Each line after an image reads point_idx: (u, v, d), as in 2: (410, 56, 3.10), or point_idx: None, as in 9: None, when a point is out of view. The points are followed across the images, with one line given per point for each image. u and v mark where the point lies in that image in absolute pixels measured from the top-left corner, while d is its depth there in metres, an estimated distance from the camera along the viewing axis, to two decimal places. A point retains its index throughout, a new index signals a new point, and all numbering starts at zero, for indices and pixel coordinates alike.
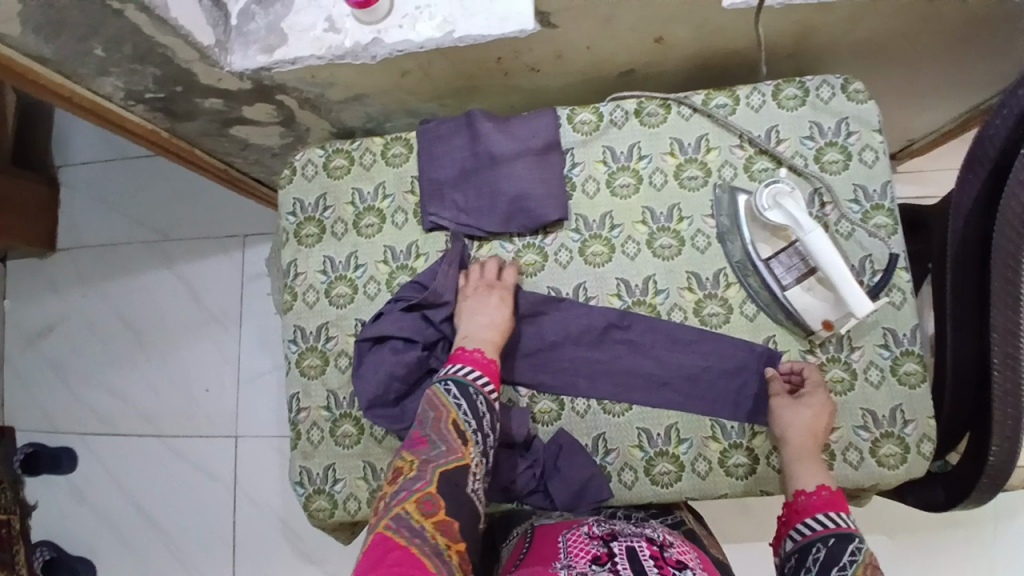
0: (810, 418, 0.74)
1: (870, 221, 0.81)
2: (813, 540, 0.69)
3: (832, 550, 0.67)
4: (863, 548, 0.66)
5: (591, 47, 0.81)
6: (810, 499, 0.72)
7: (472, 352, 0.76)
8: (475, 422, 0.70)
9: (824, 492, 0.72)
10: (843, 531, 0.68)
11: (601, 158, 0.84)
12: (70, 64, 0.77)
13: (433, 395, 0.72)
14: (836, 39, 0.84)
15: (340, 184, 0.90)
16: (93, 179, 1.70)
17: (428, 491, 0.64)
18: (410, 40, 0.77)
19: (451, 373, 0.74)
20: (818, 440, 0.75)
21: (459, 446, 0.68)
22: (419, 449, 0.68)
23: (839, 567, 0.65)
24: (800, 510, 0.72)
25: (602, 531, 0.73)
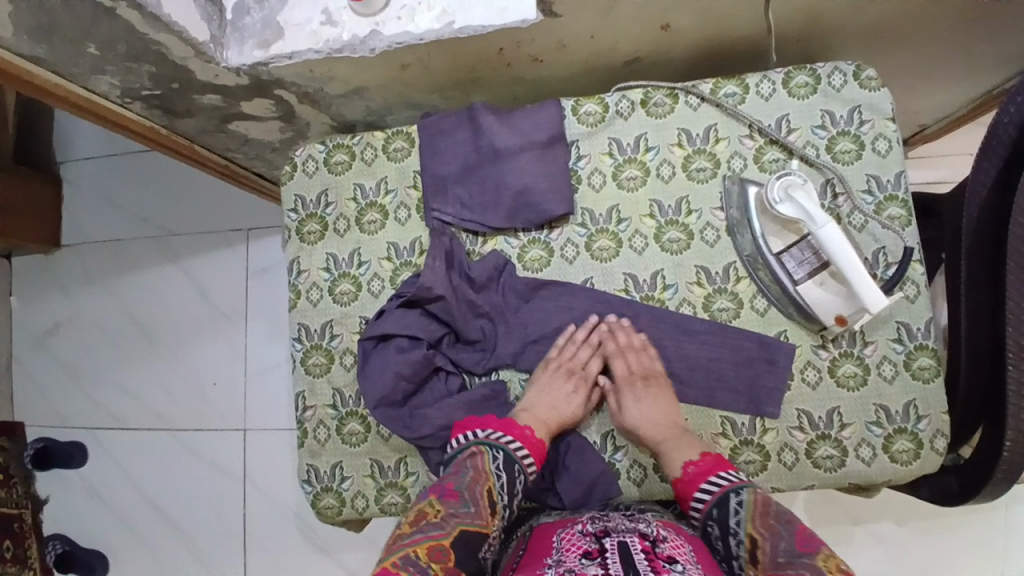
0: (651, 405, 0.78)
1: (884, 212, 0.79)
2: (706, 518, 0.71)
3: (721, 520, 0.69)
4: (742, 500, 0.68)
5: (595, 37, 0.79)
6: (686, 481, 0.73)
7: (523, 428, 0.78)
8: (507, 499, 0.73)
9: (692, 468, 0.73)
10: (722, 492, 0.70)
11: (607, 150, 0.82)
12: (63, 63, 0.76)
13: (477, 456, 0.74)
14: (849, 24, 0.82)
15: (341, 180, 0.89)
16: (96, 174, 1.69)
17: (443, 541, 0.66)
18: (408, 32, 0.75)
19: (487, 438, 0.76)
20: (672, 428, 0.77)
21: (486, 515, 0.70)
22: (448, 500, 0.70)
23: (732, 534, 0.68)
24: (690, 484, 0.73)
25: (595, 527, 0.69)
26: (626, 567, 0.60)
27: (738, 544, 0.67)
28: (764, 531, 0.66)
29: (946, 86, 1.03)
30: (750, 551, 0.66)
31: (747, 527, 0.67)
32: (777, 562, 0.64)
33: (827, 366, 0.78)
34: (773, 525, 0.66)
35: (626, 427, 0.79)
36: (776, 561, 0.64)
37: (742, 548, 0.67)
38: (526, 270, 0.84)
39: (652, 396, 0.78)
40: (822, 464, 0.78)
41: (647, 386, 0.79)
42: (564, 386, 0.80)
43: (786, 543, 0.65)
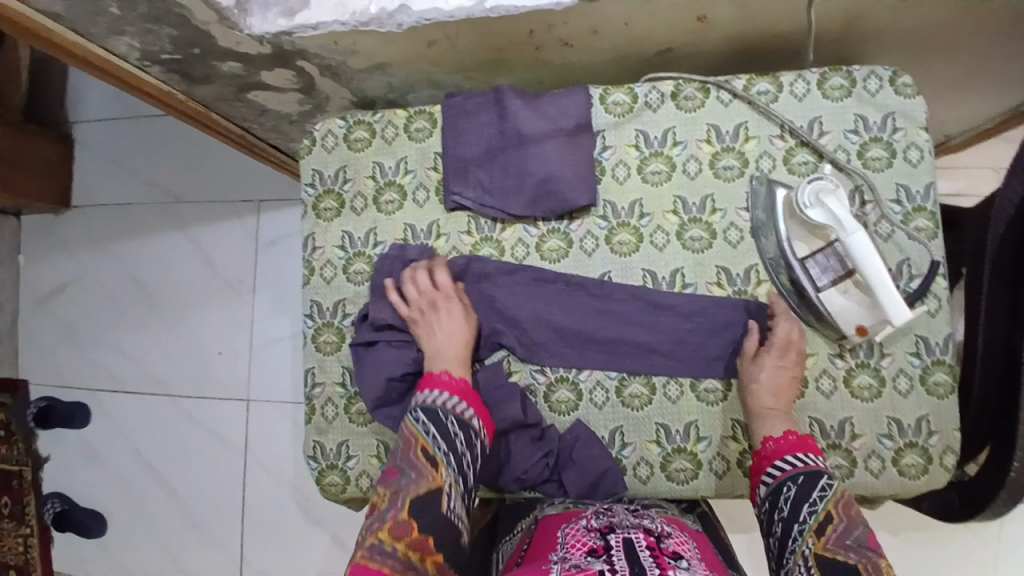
0: (777, 373, 0.73)
1: (911, 223, 0.77)
2: (784, 481, 0.67)
3: (802, 488, 0.65)
4: (830, 484, 0.65)
5: (629, 23, 0.76)
6: (776, 445, 0.71)
7: (440, 374, 0.76)
8: (446, 444, 0.69)
9: (791, 437, 0.71)
10: (811, 469, 0.67)
11: (633, 141, 0.81)
12: (83, 22, 0.74)
13: (404, 425, 0.71)
14: (889, 27, 0.80)
15: (360, 158, 0.87)
16: (107, 136, 1.67)
17: (400, 517, 0.63)
18: (437, 8, 0.73)
19: (421, 401, 0.73)
20: (788, 398, 0.74)
21: (430, 470, 0.66)
22: (391, 479, 0.67)
23: (809, 504, 0.64)
24: (767, 457, 0.71)
25: (600, 523, 0.68)
26: (631, 562, 0.58)
27: (811, 514, 0.63)
28: (844, 516, 0.62)
29: (977, 98, 1.01)
30: (818, 524, 0.62)
31: (829, 505, 0.63)
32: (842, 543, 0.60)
33: (843, 375, 0.77)
34: (853, 516, 0.63)
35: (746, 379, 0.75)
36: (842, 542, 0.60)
37: (813, 517, 0.63)
38: (543, 260, 0.82)
39: (791, 364, 0.74)
40: (831, 472, 0.77)
41: (795, 357, 0.75)
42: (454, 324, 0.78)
43: (859, 531, 0.61)
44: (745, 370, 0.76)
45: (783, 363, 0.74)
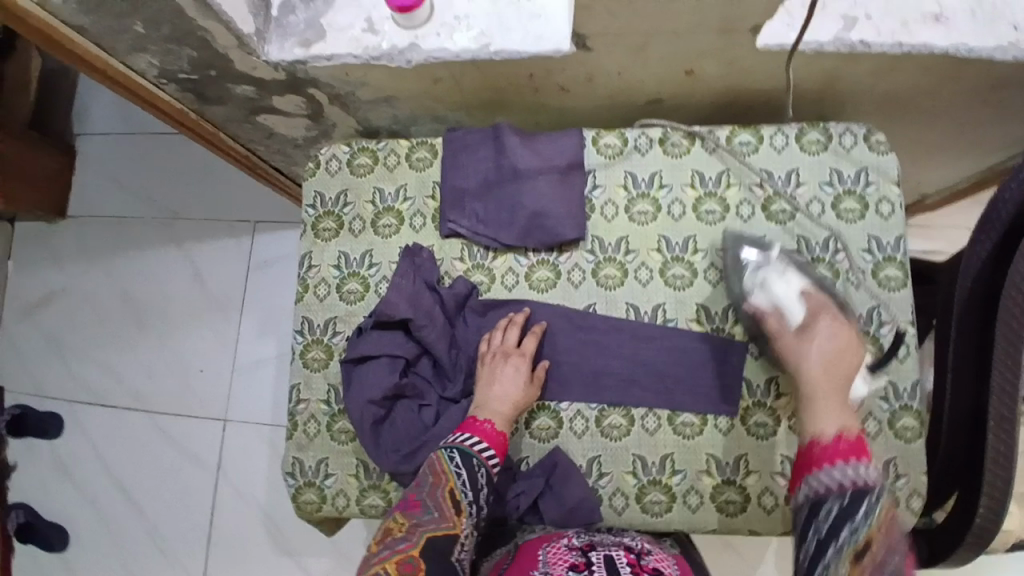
0: (827, 358, 0.72)
1: (881, 271, 0.82)
2: (827, 495, 0.65)
3: (846, 507, 0.63)
4: (876, 502, 0.62)
5: (622, 73, 0.82)
6: (827, 448, 0.67)
7: (483, 422, 0.76)
8: (472, 494, 0.71)
9: (842, 442, 0.67)
10: (859, 484, 0.64)
11: (622, 182, 0.85)
12: (110, 37, 0.79)
13: (435, 459, 0.72)
14: (864, 88, 0.87)
15: (362, 182, 0.91)
16: (110, 151, 1.70)
17: (410, 553, 0.65)
18: (446, 49, 0.78)
19: (457, 441, 0.74)
20: (840, 381, 0.72)
21: (451, 514, 0.69)
22: (411, 511, 0.69)
23: (850, 525, 0.62)
24: (820, 456, 0.67)
25: (581, 541, 0.71)
26: None
27: (853, 535, 0.61)
28: (884, 538, 0.61)
29: (950, 160, 1.08)
30: (860, 546, 0.61)
31: (870, 529, 0.61)
32: (877, 568, 0.60)
33: None
34: (893, 542, 0.61)
35: (801, 357, 0.73)
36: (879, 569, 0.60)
37: (852, 539, 0.61)
38: (531, 289, 0.85)
39: (840, 343, 0.73)
40: None
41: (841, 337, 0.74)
42: (505, 367, 0.79)
43: (896, 557, 0.60)
44: (794, 347, 0.75)
45: (835, 345, 0.73)
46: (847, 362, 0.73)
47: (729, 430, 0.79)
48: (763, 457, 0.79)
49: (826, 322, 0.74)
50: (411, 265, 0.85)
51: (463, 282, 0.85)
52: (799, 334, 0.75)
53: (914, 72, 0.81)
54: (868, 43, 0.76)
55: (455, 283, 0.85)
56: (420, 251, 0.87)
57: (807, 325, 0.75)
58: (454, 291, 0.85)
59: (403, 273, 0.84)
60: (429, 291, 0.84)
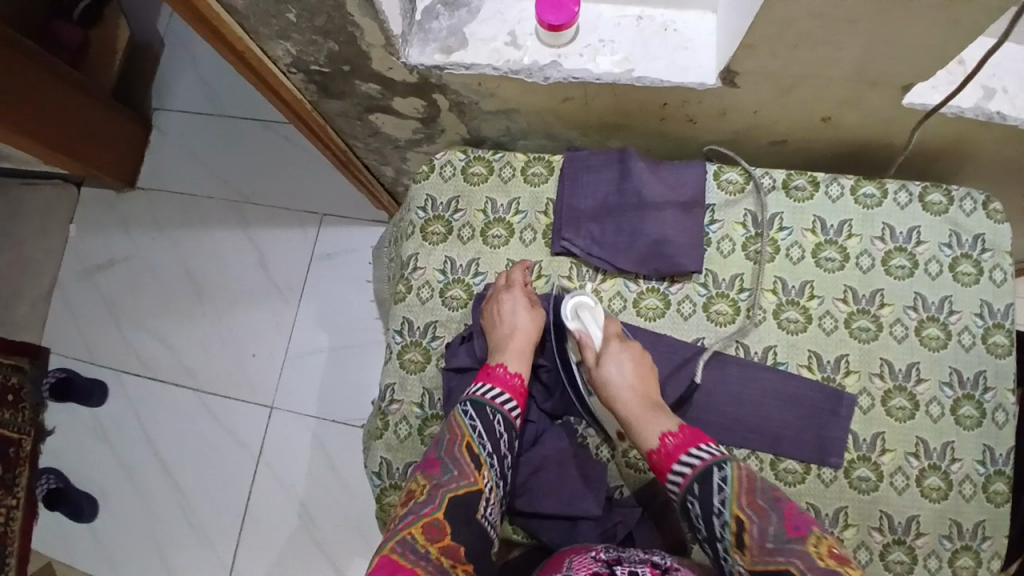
0: (633, 368, 0.78)
1: (989, 338, 0.81)
2: (686, 496, 0.70)
3: (704, 499, 0.69)
4: (725, 477, 0.69)
5: (757, 113, 0.82)
6: (661, 455, 0.73)
7: (496, 368, 0.81)
8: (490, 444, 0.76)
9: (671, 441, 0.73)
10: (702, 470, 0.70)
11: (741, 220, 0.85)
12: (257, 21, 0.80)
13: (452, 417, 0.78)
14: (987, 154, 0.87)
15: (475, 191, 0.92)
16: (187, 128, 1.72)
17: (435, 517, 0.70)
18: (588, 70, 0.80)
19: (474, 394, 0.79)
20: (651, 395, 0.77)
21: (470, 470, 0.73)
22: (432, 471, 0.74)
23: (716, 516, 0.68)
24: (671, 454, 0.73)
25: (608, 554, 0.70)
26: None
27: (725, 526, 0.67)
28: (752, 513, 0.67)
29: None
30: (735, 535, 0.66)
31: (734, 508, 0.67)
32: (766, 547, 0.65)
33: (916, 474, 0.79)
34: (759, 508, 0.67)
35: (605, 380, 0.77)
36: (764, 546, 0.65)
37: (728, 531, 0.67)
38: (639, 316, 0.85)
39: (630, 354, 0.79)
40: (892, 567, 0.78)
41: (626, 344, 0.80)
42: (506, 304, 0.83)
43: (774, 526, 0.66)
44: (595, 378, 0.79)
45: (634, 356, 0.79)
46: (647, 367, 0.79)
47: (833, 482, 0.79)
48: (862, 512, 0.79)
49: (612, 340, 0.80)
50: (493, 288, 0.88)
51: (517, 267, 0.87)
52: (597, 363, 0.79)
53: None
54: (1004, 115, 0.77)
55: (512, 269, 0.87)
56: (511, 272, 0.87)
57: (600, 354, 0.79)
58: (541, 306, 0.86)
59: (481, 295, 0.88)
60: None
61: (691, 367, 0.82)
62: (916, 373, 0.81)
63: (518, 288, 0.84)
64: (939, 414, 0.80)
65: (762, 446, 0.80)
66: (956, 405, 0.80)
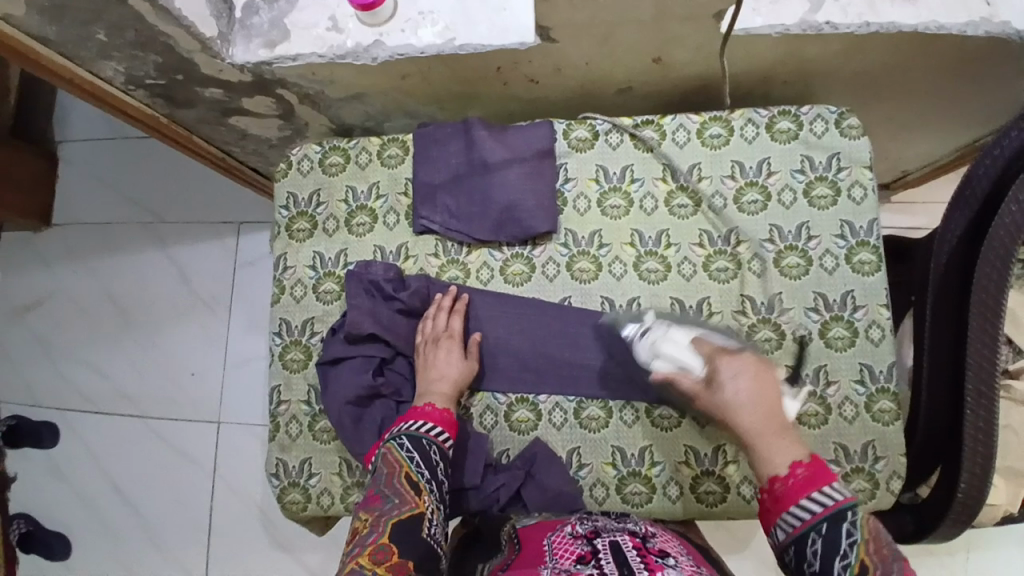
0: (752, 387, 0.65)
1: (855, 257, 0.82)
2: (806, 531, 0.58)
3: (829, 538, 0.56)
4: (858, 521, 0.57)
5: (589, 63, 0.81)
6: (787, 484, 0.60)
7: (423, 406, 0.77)
8: (428, 472, 0.71)
9: (801, 471, 0.60)
10: (835, 510, 0.57)
11: (593, 175, 0.85)
12: (71, 47, 0.79)
13: (386, 452, 0.71)
14: (835, 67, 0.87)
15: (334, 181, 0.91)
16: (92, 157, 1.70)
17: (381, 542, 0.63)
18: (411, 45, 0.79)
19: (404, 429, 0.74)
20: (774, 415, 0.64)
21: (412, 496, 0.68)
22: (373, 505, 0.67)
23: (840, 558, 0.56)
24: (781, 500, 0.60)
25: (585, 528, 0.72)
26: (619, 564, 0.60)
27: (846, 568, 0.55)
28: (878, 561, 0.56)
29: (926, 136, 1.09)
30: None
31: (862, 553, 0.56)
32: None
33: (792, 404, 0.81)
34: (885, 560, 0.56)
35: (720, 407, 0.66)
36: None
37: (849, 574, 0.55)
38: (507, 283, 0.85)
39: (749, 373, 0.65)
40: None
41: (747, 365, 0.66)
42: (438, 353, 0.80)
43: None
44: (708, 403, 0.67)
45: (755, 373, 0.66)
46: (770, 383, 0.66)
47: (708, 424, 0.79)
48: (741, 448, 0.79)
49: (727, 359, 0.67)
50: (363, 284, 0.84)
51: (382, 264, 0.86)
52: (707, 388, 0.67)
53: (878, 51, 0.82)
54: (834, 25, 0.76)
55: (439, 296, 0.84)
56: (370, 265, 0.86)
57: (712, 373, 0.67)
58: (411, 291, 0.84)
59: (353, 294, 0.83)
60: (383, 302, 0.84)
61: (562, 326, 0.83)
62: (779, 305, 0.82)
63: (455, 330, 0.81)
64: (807, 340, 0.82)
65: (636, 396, 0.81)
66: (824, 329, 0.81)
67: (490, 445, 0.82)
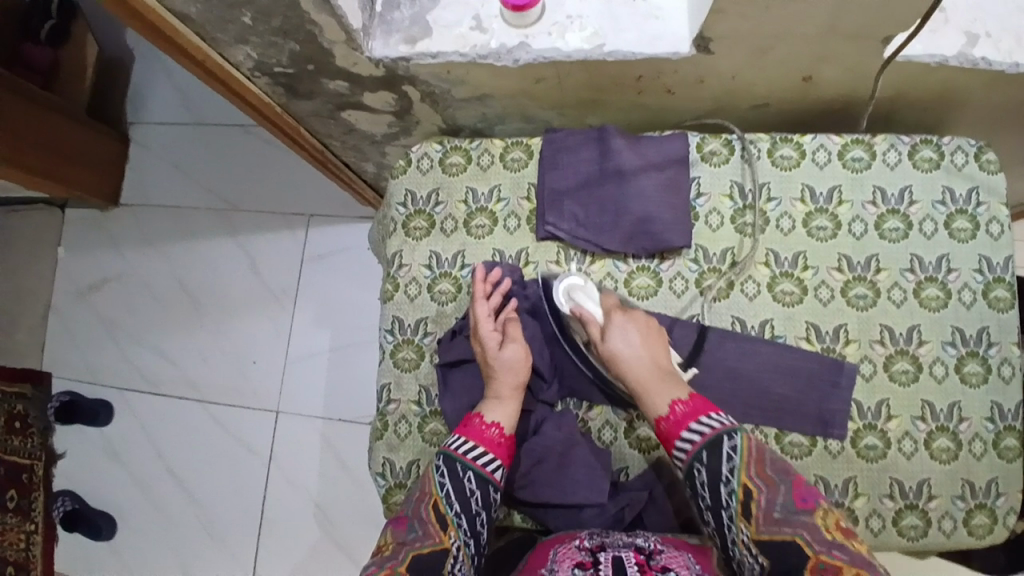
0: (639, 340, 0.76)
1: (990, 292, 0.80)
2: (692, 464, 0.68)
3: (711, 468, 0.67)
4: (735, 446, 0.67)
5: (736, 77, 0.79)
6: (670, 422, 0.71)
7: (473, 418, 0.78)
8: (458, 506, 0.72)
9: (679, 409, 0.72)
10: (713, 438, 0.68)
11: (727, 191, 0.84)
12: (212, 28, 0.77)
13: (425, 475, 0.74)
14: (977, 98, 0.84)
15: (455, 182, 0.90)
16: (165, 139, 1.70)
17: (396, 571, 0.66)
18: (558, 49, 0.77)
19: (446, 445, 0.76)
20: (661, 365, 0.75)
21: (435, 530, 0.69)
22: (400, 530, 0.71)
23: (725, 486, 0.66)
24: (666, 437, 0.71)
25: (592, 543, 0.70)
26: None
27: (732, 495, 0.65)
28: (761, 482, 0.65)
29: None
30: (743, 503, 0.65)
31: (743, 477, 0.66)
32: (772, 518, 0.63)
33: (923, 437, 0.78)
34: (770, 480, 0.65)
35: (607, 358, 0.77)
36: (771, 516, 0.64)
37: (735, 499, 0.65)
38: (632, 296, 0.84)
39: (637, 330, 0.77)
40: (906, 532, 0.78)
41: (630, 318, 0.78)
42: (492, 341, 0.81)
43: (783, 496, 0.64)
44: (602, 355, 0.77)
45: (642, 328, 0.77)
46: (654, 338, 0.77)
47: (840, 453, 0.79)
48: (872, 481, 0.78)
49: (611, 314, 0.78)
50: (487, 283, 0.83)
51: (507, 267, 0.85)
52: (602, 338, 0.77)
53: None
54: (989, 61, 0.74)
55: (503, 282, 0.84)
56: (496, 267, 0.85)
57: (605, 331, 0.78)
58: (529, 297, 0.85)
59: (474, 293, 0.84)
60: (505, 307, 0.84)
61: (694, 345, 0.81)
62: (917, 336, 0.80)
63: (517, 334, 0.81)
64: (943, 374, 0.79)
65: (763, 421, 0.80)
66: (959, 363, 0.79)
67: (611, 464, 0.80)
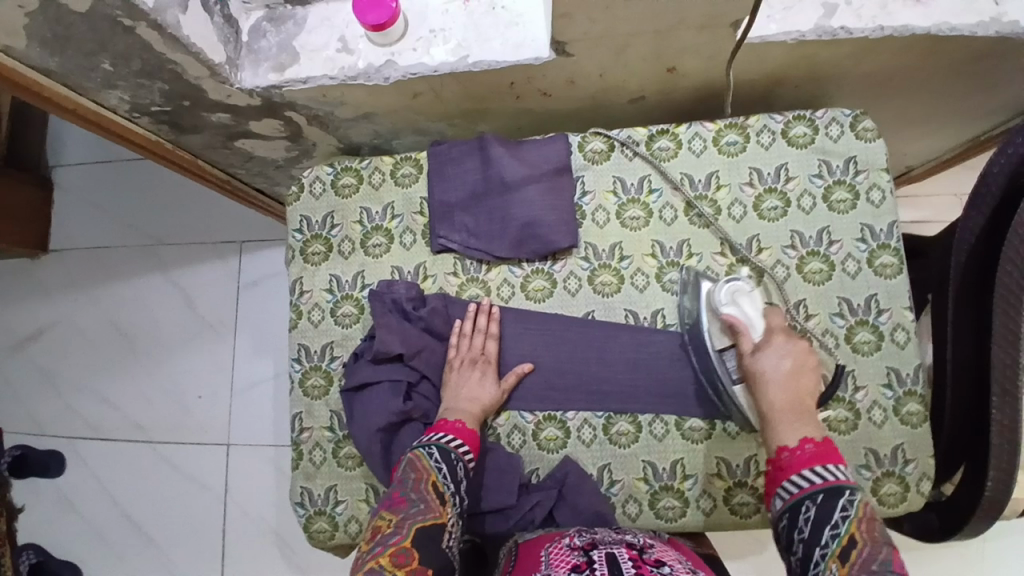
0: (791, 367, 0.70)
1: (877, 260, 0.82)
2: (801, 498, 0.61)
3: (823, 508, 0.59)
4: (854, 499, 0.59)
5: (604, 75, 0.81)
6: (794, 455, 0.64)
7: (453, 422, 0.76)
8: (453, 485, 0.70)
9: (808, 447, 0.64)
10: (832, 484, 0.60)
11: (611, 187, 0.85)
12: (74, 76, 0.76)
13: (414, 457, 0.70)
14: (846, 70, 0.86)
15: (347, 204, 0.90)
16: (87, 181, 1.67)
17: (403, 545, 0.62)
18: (423, 64, 0.77)
19: (434, 440, 0.73)
20: (803, 401, 0.68)
21: (437, 505, 0.66)
22: (398, 507, 0.66)
23: (830, 527, 0.58)
24: (784, 468, 0.64)
25: (582, 541, 0.68)
26: None
27: (834, 537, 0.57)
28: (868, 536, 0.57)
29: (935, 131, 1.08)
30: (842, 548, 0.56)
31: (852, 527, 0.57)
32: (868, 568, 0.55)
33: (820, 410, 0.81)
34: (876, 538, 0.57)
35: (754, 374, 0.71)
36: (868, 568, 0.55)
37: (835, 542, 0.57)
38: (528, 300, 0.85)
39: (793, 354, 0.71)
40: None
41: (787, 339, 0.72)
42: (471, 375, 0.80)
43: (884, 556, 0.55)
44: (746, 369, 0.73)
45: (798, 356, 0.71)
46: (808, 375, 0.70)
47: (739, 435, 0.80)
48: None
49: (773, 333, 0.73)
50: (386, 302, 0.83)
51: (404, 283, 0.85)
52: (752, 353, 0.73)
53: (891, 52, 0.81)
54: (849, 29, 0.76)
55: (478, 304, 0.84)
56: (393, 285, 0.85)
57: (759, 346, 0.73)
58: (430, 308, 0.84)
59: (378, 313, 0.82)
60: (406, 323, 0.83)
61: (592, 342, 0.83)
62: (803, 310, 0.82)
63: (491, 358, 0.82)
64: (834, 345, 0.81)
65: (666, 409, 0.81)
66: (850, 333, 0.81)
67: (522, 465, 0.82)
